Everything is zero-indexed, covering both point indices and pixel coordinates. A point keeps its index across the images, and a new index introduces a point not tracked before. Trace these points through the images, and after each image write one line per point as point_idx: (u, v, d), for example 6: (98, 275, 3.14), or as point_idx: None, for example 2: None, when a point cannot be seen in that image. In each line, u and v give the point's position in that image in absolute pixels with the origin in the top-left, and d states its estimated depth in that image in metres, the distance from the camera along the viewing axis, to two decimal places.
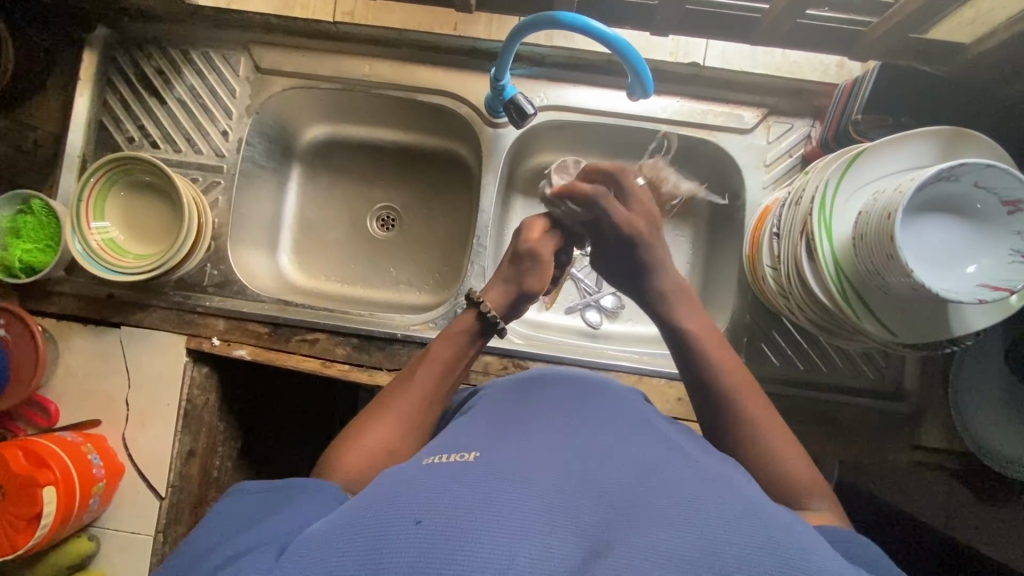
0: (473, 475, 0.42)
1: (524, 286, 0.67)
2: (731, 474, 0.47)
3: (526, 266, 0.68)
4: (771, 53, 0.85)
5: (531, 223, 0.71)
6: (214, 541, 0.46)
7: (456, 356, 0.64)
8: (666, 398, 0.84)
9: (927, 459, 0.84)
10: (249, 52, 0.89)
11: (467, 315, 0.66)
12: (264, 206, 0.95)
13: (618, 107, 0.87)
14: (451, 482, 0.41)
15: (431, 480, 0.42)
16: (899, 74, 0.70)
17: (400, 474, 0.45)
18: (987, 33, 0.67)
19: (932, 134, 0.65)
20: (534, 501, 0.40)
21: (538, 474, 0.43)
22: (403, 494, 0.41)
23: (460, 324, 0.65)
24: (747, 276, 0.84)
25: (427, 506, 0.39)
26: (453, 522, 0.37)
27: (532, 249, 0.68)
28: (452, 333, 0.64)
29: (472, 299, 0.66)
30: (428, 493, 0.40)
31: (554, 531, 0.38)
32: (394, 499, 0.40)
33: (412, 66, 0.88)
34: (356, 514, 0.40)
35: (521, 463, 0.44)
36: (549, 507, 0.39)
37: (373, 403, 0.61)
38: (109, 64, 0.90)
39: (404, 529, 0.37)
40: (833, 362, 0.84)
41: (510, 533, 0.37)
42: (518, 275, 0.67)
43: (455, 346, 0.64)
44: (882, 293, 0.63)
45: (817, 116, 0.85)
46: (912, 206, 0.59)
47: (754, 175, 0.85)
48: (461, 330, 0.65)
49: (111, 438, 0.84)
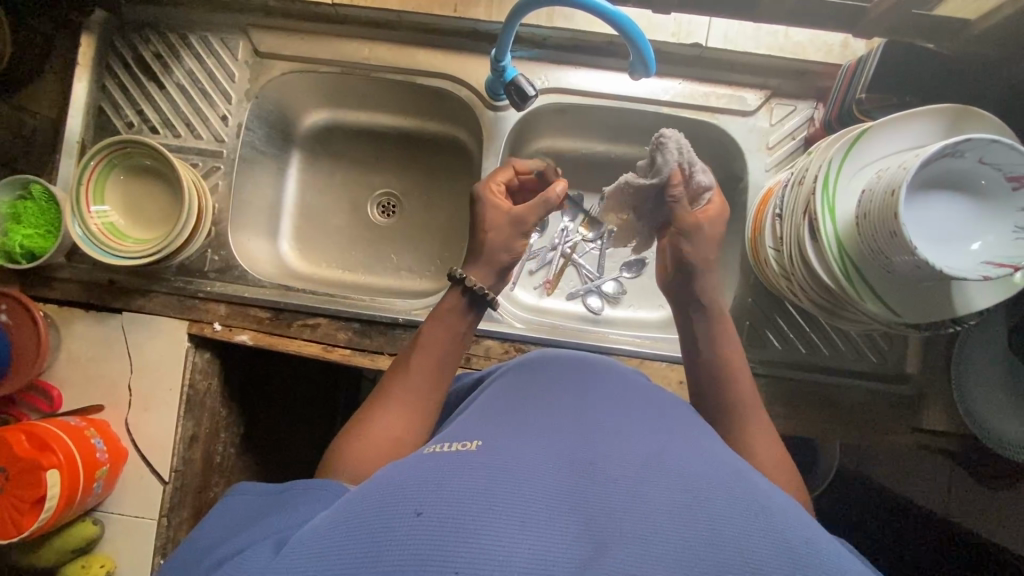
0: (475, 463, 0.42)
1: (510, 254, 0.68)
2: (732, 457, 0.47)
3: (515, 233, 0.68)
4: (774, 34, 0.83)
5: (490, 191, 0.70)
6: (221, 535, 0.47)
7: (451, 338, 0.65)
8: (668, 381, 0.84)
9: (928, 441, 0.83)
10: (248, 35, 0.89)
11: (455, 297, 0.66)
12: (264, 191, 0.95)
13: (620, 89, 0.86)
14: (454, 471, 0.41)
15: (436, 468, 0.42)
16: (902, 53, 0.70)
17: (403, 462, 0.45)
18: (992, 10, 0.66)
19: (937, 113, 0.64)
20: (536, 488, 0.40)
21: (542, 462, 0.42)
22: (405, 484, 0.40)
23: (447, 306, 0.66)
24: (750, 260, 0.83)
25: (429, 496, 0.39)
26: (456, 511, 0.37)
27: (516, 216, 0.68)
28: (444, 316, 0.65)
29: (454, 278, 0.66)
30: (431, 483, 0.40)
31: (558, 518, 0.38)
32: (396, 490, 0.40)
33: (413, 48, 0.88)
34: (359, 505, 0.40)
35: (525, 452, 0.43)
36: (551, 495, 0.39)
37: (373, 397, 0.61)
38: (108, 49, 0.89)
39: (406, 520, 0.37)
40: (835, 345, 0.84)
41: (515, 522, 0.37)
42: (505, 244, 0.67)
43: (450, 331, 0.65)
44: (885, 273, 0.63)
45: (821, 98, 0.84)
46: (915, 185, 0.58)
47: (757, 157, 0.85)
48: (451, 313, 0.65)
49: (114, 423, 0.84)
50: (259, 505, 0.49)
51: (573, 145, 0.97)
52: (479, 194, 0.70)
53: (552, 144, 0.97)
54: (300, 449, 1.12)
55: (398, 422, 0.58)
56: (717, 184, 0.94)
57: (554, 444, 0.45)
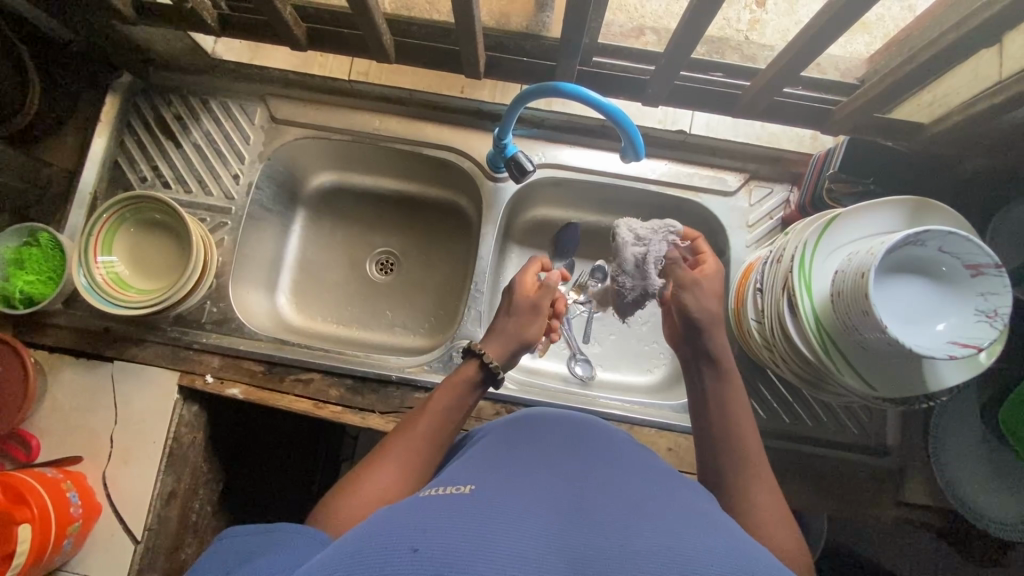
0: (468, 511, 0.41)
1: (525, 335, 0.74)
2: (716, 514, 0.47)
3: (529, 318, 0.75)
4: (750, 125, 0.95)
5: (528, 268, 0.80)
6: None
7: (458, 406, 0.67)
8: (657, 447, 0.85)
9: (913, 516, 0.84)
10: (266, 103, 0.95)
11: (470, 366, 0.70)
12: (267, 247, 0.98)
13: (611, 167, 0.93)
14: (451, 513, 0.41)
15: (428, 513, 0.42)
16: (866, 150, 0.77)
17: (398, 507, 0.44)
18: (944, 114, 0.75)
19: (899, 204, 0.70)
20: (530, 533, 0.39)
21: (531, 510, 0.42)
22: (400, 527, 0.40)
23: (463, 375, 0.69)
24: (734, 330, 0.87)
25: (428, 535, 0.38)
26: (453, 550, 0.37)
27: (533, 303, 0.75)
28: (455, 383, 0.68)
29: (473, 351, 0.71)
30: (429, 525, 0.40)
31: (548, 560, 0.37)
32: (397, 529, 0.40)
33: (420, 122, 0.94)
34: (358, 542, 0.40)
35: (519, 499, 0.44)
36: (539, 538, 0.39)
37: (375, 449, 0.63)
38: (130, 108, 0.94)
39: (400, 559, 0.36)
40: (818, 416, 0.86)
41: (513, 562, 0.36)
42: (518, 328, 0.74)
43: (457, 395, 0.67)
44: (860, 348, 0.67)
45: (795, 182, 0.91)
46: (884, 266, 0.63)
47: (737, 234, 0.91)
48: (464, 381, 0.68)
49: (91, 476, 0.82)
50: (250, 546, 0.48)
51: (565, 215, 1.02)
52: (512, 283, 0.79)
53: (546, 214, 1.03)
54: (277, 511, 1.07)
55: (394, 484, 0.58)
56: None
57: (537, 493, 0.46)
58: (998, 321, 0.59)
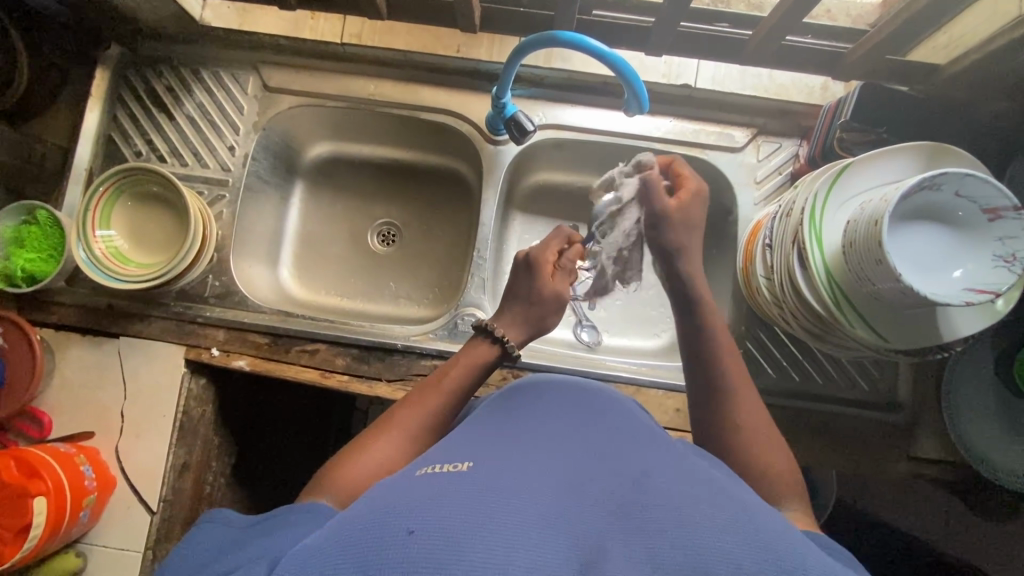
0: (470, 483, 0.40)
1: (545, 322, 0.71)
2: (727, 482, 0.46)
3: (550, 305, 0.70)
4: (759, 76, 0.89)
5: (547, 242, 0.74)
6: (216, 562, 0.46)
7: (468, 381, 0.65)
8: (665, 408, 0.84)
9: (925, 470, 0.83)
10: (258, 71, 0.92)
11: (482, 342, 0.67)
12: (267, 221, 0.97)
13: (614, 125, 0.90)
14: (450, 488, 0.40)
15: (428, 488, 0.40)
16: (880, 98, 0.74)
17: (397, 482, 0.43)
18: (962, 54, 0.71)
19: (912, 152, 0.68)
20: (534, 502, 0.38)
21: (535, 480, 0.41)
22: (398, 503, 0.39)
23: (474, 350, 0.67)
24: (742, 289, 0.86)
25: (426, 513, 0.37)
26: (454, 521, 0.36)
27: (555, 290, 0.70)
28: (467, 358, 0.66)
29: (485, 328, 0.67)
30: (429, 498, 0.38)
31: (554, 532, 0.36)
32: (395, 506, 0.38)
33: (417, 86, 0.92)
34: (356, 521, 0.39)
35: (522, 465, 0.43)
36: (545, 510, 0.38)
37: (381, 418, 0.61)
38: (120, 80, 0.92)
39: (399, 539, 0.35)
40: (828, 374, 0.85)
41: (516, 534, 0.35)
42: (540, 316, 0.70)
43: (469, 370, 0.65)
44: (872, 300, 0.65)
45: (804, 135, 0.88)
46: (897, 215, 0.61)
47: (745, 191, 0.88)
48: (475, 356, 0.66)
49: (104, 451, 0.82)
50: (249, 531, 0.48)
51: (569, 178, 1.00)
52: (530, 259, 0.72)
53: (548, 178, 1.00)
54: (291, 482, 1.09)
55: (399, 453, 0.57)
56: (708, 216, 0.97)
57: (544, 458, 0.45)
58: (1017, 265, 0.58)
